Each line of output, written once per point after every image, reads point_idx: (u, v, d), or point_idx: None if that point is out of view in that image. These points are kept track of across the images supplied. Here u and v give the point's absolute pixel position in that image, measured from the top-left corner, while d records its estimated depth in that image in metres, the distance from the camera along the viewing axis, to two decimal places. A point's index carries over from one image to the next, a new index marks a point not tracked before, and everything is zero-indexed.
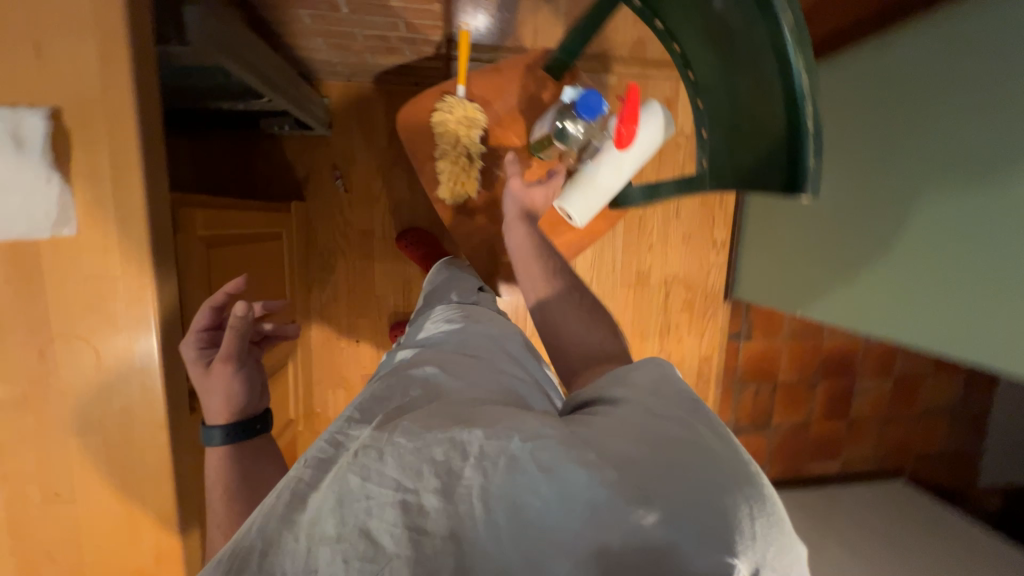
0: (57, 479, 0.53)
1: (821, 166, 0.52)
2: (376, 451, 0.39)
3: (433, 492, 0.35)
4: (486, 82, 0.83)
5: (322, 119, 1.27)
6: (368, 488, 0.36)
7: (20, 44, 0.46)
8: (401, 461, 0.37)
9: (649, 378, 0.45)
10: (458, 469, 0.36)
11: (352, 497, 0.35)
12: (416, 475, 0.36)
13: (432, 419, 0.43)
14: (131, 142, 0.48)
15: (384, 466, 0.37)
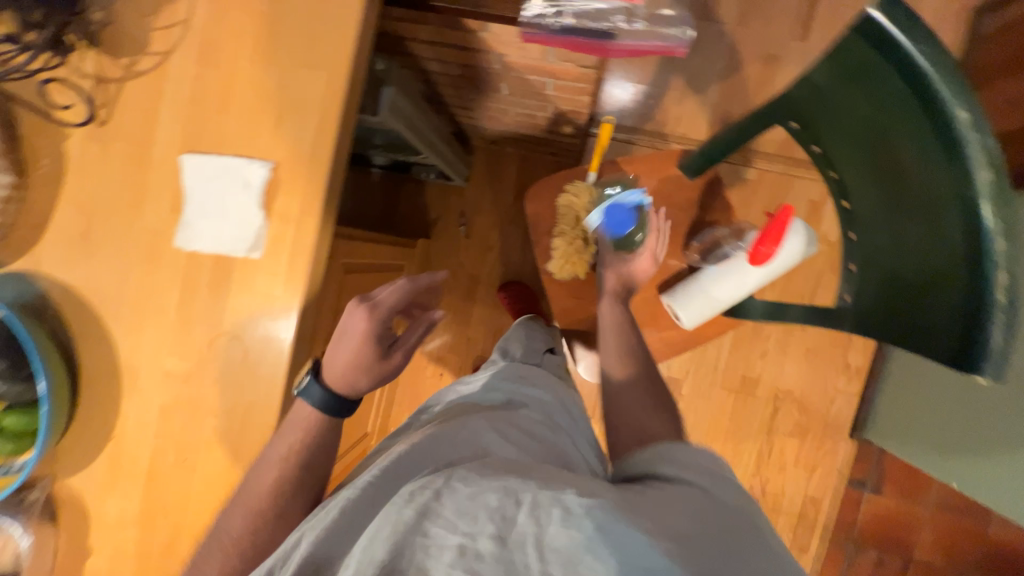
0: (188, 437, 0.64)
1: (1011, 347, 0.42)
2: (432, 491, 0.41)
3: (486, 537, 0.37)
4: (616, 171, 0.85)
5: (461, 172, 1.41)
6: (427, 527, 0.38)
7: (269, 115, 0.60)
8: (458, 503, 0.39)
9: (683, 461, 0.50)
10: (512, 517, 0.38)
11: (412, 537, 0.38)
12: (473, 520, 0.38)
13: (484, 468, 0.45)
14: (321, 181, 0.61)
15: (442, 509, 0.39)
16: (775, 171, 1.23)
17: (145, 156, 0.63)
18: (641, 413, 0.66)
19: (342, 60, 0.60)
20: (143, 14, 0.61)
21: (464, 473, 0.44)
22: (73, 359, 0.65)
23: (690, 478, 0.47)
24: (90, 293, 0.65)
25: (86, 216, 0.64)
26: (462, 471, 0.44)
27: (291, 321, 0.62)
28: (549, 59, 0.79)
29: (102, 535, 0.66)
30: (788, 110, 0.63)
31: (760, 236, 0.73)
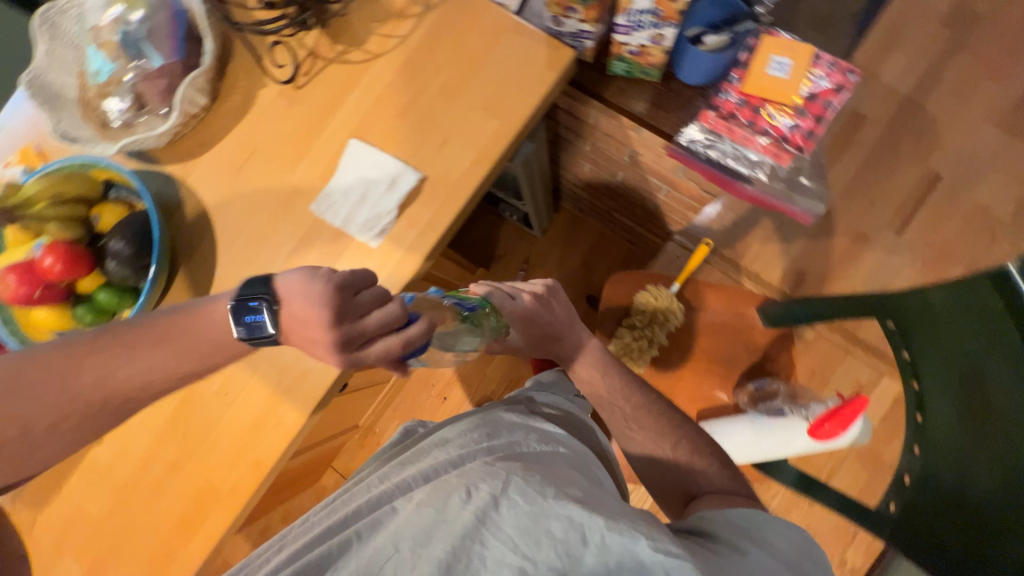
0: (238, 373, 0.68)
1: None
2: (492, 501, 0.48)
3: (546, 561, 0.44)
4: (698, 290, 0.89)
5: (541, 226, 1.45)
6: (486, 535, 0.46)
7: (436, 135, 0.67)
8: (518, 518, 0.47)
9: (750, 526, 0.54)
10: (575, 550, 0.44)
11: (472, 538, 0.46)
12: (534, 542, 0.45)
13: (540, 480, 0.51)
14: (454, 205, 0.66)
15: (502, 519, 0.47)
16: (835, 341, 1.23)
17: (320, 126, 0.71)
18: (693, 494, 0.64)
19: (516, 113, 0.67)
20: (372, 18, 0.71)
21: (523, 482, 0.50)
22: (175, 266, 0.70)
23: (741, 544, 0.52)
24: (217, 215, 0.71)
25: (246, 154, 0.72)
26: (522, 481, 0.50)
27: None
28: (677, 174, 0.85)
29: (121, 429, 0.69)
30: (889, 311, 0.66)
31: (828, 413, 0.76)
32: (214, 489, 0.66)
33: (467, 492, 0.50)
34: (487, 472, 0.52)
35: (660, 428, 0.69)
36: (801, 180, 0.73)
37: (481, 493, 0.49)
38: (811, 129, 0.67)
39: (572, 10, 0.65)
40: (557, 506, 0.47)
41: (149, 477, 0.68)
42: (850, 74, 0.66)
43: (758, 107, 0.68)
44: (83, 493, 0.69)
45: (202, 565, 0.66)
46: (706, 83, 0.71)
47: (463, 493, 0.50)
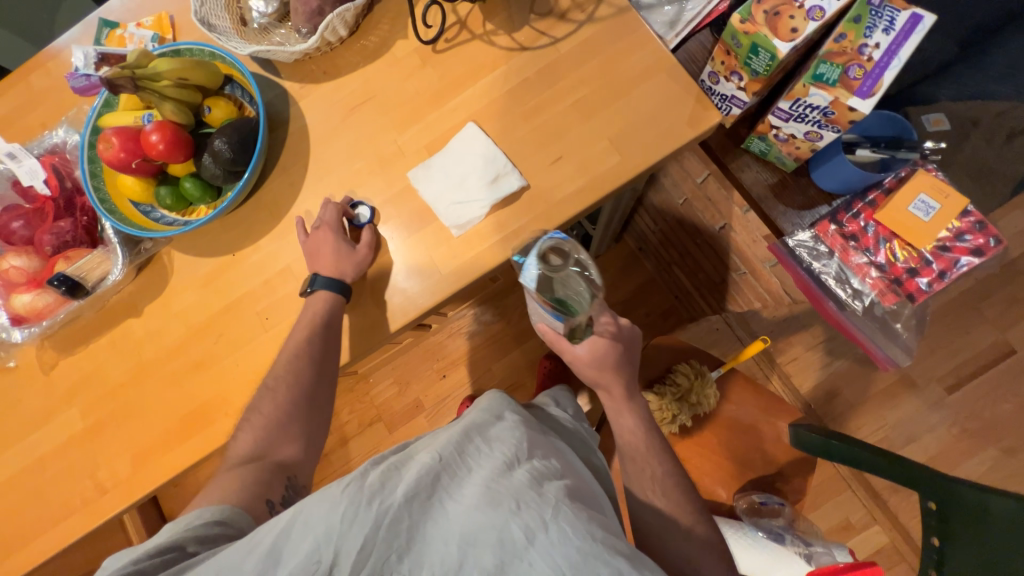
0: (284, 303, 0.69)
1: None
2: (545, 523, 0.48)
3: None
4: (737, 383, 0.86)
5: (597, 251, 1.41)
6: (534, 557, 0.46)
7: (552, 149, 0.66)
8: (568, 551, 0.46)
9: None
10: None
11: (519, 555, 0.46)
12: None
13: (586, 515, 0.51)
14: (545, 223, 0.65)
15: (552, 546, 0.46)
16: (840, 473, 1.18)
17: (442, 96, 0.69)
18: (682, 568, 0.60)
19: (639, 154, 0.64)
20: (532, 10, 0.69)
21: (573, 515, 0.50)
22: (261, 179, 0.71)
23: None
24: (315, 147, 0.71)
25: (363, 98, 0.71)
26: (571, 513, 0.50)
27: (430, 295, 0.66)
28: (765, 266, 0.81)
29: (160, 313, 0.71)
30: (937, 493, 0.63)
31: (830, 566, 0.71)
32: (223, 400, 0.68)
33: (517, 504, 0.48)
34: (537, 492, 0.50)
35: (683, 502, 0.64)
36: (896, 325, 0.70)
37: (532, 510, 0.48)
38: (930, 281, 0.64)
39: (736, 75, 0.62)
40: (606, 553, 0.48)
41: (170, 364, 0.70)
42: (994, 241, 0.61)
43: (883, 238, 0.64)
44: (106, 357, 0.71)
45: (189, 466, 0.67)
46: (839, 193, 0.67)
47: (513, 505, 0.48)
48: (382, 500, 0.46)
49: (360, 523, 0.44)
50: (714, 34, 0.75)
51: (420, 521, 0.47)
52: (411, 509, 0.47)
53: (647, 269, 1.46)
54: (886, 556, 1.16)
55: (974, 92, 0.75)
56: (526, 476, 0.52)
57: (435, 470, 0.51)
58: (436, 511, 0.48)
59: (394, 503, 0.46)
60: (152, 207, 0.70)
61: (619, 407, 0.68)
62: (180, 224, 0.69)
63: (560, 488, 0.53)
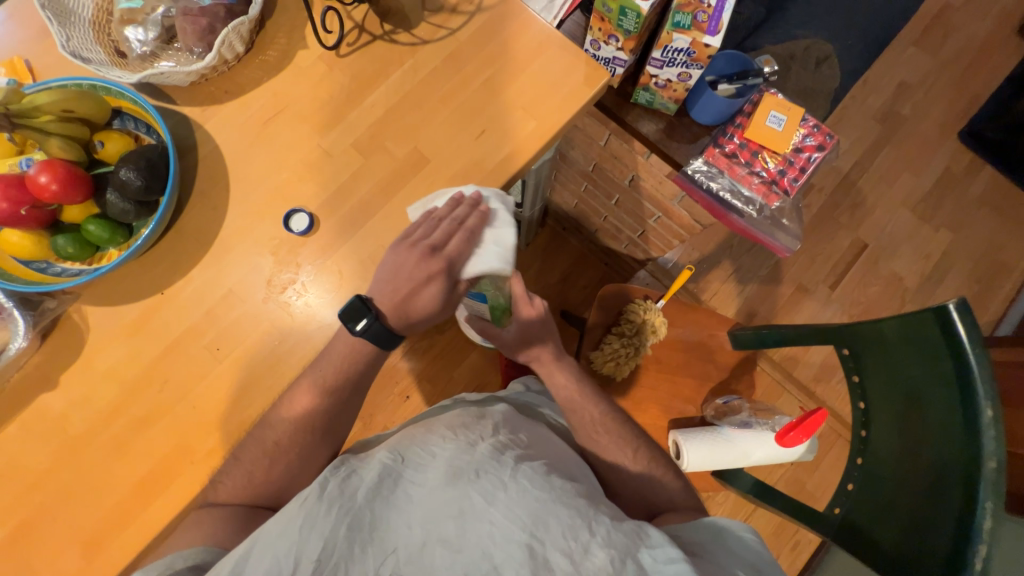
0: (233, 329, 0.64)
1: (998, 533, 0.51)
2: (501, 481, 0.48)
3: (554, 548, 0.44)
4: (677, 309, 0.97)
5: (527, 238, 1.49)
6: (495, 515, 0.45)
7: (474, 125, 0.71)
8: (527, 504, 0.46)
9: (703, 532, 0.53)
10: (580, 541, 0.44)
11: (480, 519, 0.45)
12: (542, 528, 0.45)
13: (546, 472, 0.52)
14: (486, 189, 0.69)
15: (512, 503, 0.46)
16: (775, 377, 1.36)
17: (358, 96, 0.72)
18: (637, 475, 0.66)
19: (553, 115, 0.71)
20: (424, 8, 0.74)
21: (531, 472, 0.50)
22: (178, 210, 0.67)
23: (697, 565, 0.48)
24: (234, 163, 0.69)
25: (274, 110, 0.71)
26: (530, 470, 0.50)
27: None
28: (673, 203, 0.93)
29: (84, 377, 0.63)
30: (848, 339, 0.73)
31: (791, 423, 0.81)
32: (182, 448, 0.61)
33: (477, 473, 0.48)
34: (497, 458, 0.51)
35: (623, 437, 0.67)
36: (783, 221, 0.85)
37: (486, 476, 0.48)
38: (795, 177, 0.80)
39: (613, 38, 0.73)
40: (563, 500, 0.48)
41: (106, 430, 0.62)
42: (829, 137, 0.78)
43: (755, 151, 0.80)
44: (21, 444, 0.61)
45: (154, 537, 0.59)
46: (714, 124, 0.81)
47: (472, 475, 0.48)
48: (341, 503, 0.46)
49: (323, 526, 0.44)
50: (585, 14, 0.87)
51: (383, 512, 0.46)
52: (371, 502, 0.47)
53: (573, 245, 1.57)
54: (826, 436, 1.33)
55: (786, 36, 0.95)
56: (484, 447, 0.52)
57: (397, 465, 0.51)
58: (398, 500, 0.48)
59: (352, 502, 0.46)
60: (48, 261, 0.62)
61: (548, 366, 0.71)
62: (88, 272, 0.62)
63: (521, 452, 0.54)
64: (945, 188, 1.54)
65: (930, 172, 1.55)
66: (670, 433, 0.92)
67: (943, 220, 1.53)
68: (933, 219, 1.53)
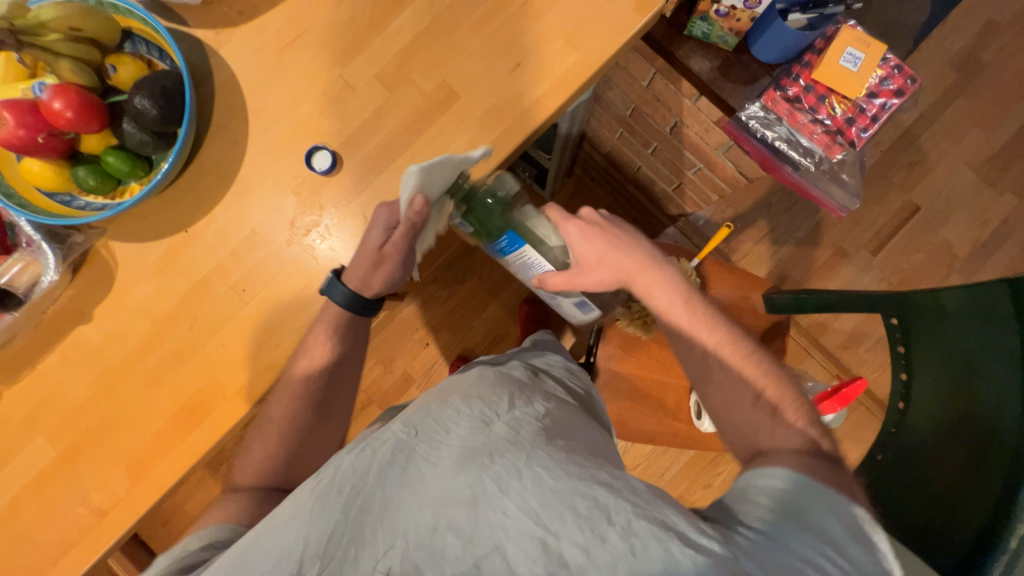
0: (258, 272, 0.64)
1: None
2: (514, 465, 0.44)
3: (570, 542, 0.39)
4: (711, 270, 0.93)
5: (552, 189, 1.42)
6: (509, 505, 0.41)
7: (509, 56, 0.64)
8: (542, 492, 0.42)
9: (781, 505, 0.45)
10: (600, 533, 0.39)
11: (492, 506, 0.42)
12: (558, 519, 0.40)
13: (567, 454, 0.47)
14: (519, 130, 0.64)
15: (526, 491, 0.42)
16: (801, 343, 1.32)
17: (381, 19, 0.65)
18: (766, 418, 0.55)
19: (597, 45, 0.63)
20: None
21: (550, 455, 0.45)
22: (197, 144, 0.64)
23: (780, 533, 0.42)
24: (252, 94, 0.64)
25: (292, 34, 0.65)
26: (549, 453, 0.45)
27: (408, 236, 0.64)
28: (719, 152, 0.87)
29: (116, 312, 0.63)
30: (897, 307, 0.67)
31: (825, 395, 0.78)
32: (212, 384, 0.63)
33: (490, 457, 0.45)
34: (512, 440, 0.47)
35: (746, 375, 0.58)
36: (844, 175, 0.78)
37: (500, 459, 0.44)
38: (865, 126, 0.72)
39: None
40: (584, 486, 0.42)
41: (140, 364, 0.63)
42: (911, 80, 0.70)
43: (822, 95, 0.71)
44: (63, 373, 0.63)
45: (192, 465, 0.62)
46: (777, 64, 0.73)
47: (485, 459, 0.45)
48: (351, 484, 0.45)
49: (334, 509, 0.43)
50: None
51: (393, 493, 0.45)
52: (381, 483, 0.45)
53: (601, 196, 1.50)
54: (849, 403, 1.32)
55: None
56: (501, 427, 0.49)
57: (413, 442, 0.49)
58: (410, 481, 0.45)
59: (363, 482, 0.45)
60: (72, 195, 0.61)
61: (648, 286, 0.63)
62: (111, 207, 0.60)
63: (541, 432, 0.49)
64: (1017, 148, 1.39)
65: (1005, 129, 1.39)
66: (690, 393, 0.91)
67: (1010, 184, 1.39)
68: (999, 182, 1.40)
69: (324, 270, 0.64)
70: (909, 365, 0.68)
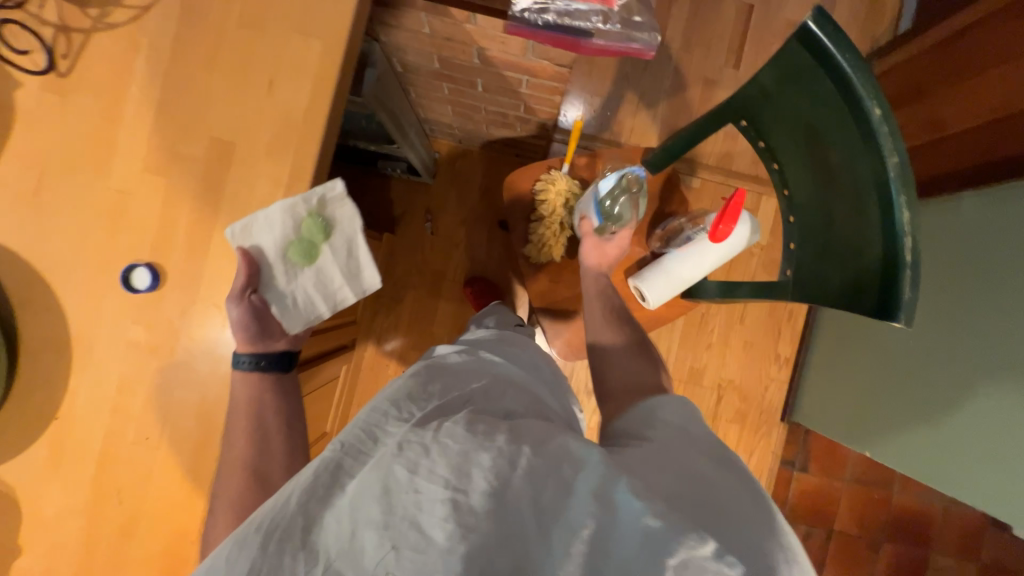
0: (151, 414, 0.60)
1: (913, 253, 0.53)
2: (422, 445, 0.42)
3: (485, 497, 0.39)
4: (586, 165, 0.92)
5: (428, 171, 1.40)
6: (422, 483, 0.39)
7: (259, 77, 0.60)
8: (454, 460, 0.41)
9: (656, 423, 0.56)
10: (514, 482, 0.40)
11: (407, 490, 0.39)
12: (471, 481, 0.39)
13: (478, 419, 0.46)
14: (309, 141, 0.60)
15: (438, 464, 0.40)
16: (716, 180, 1.35)
17: (114, 111, 0.59)
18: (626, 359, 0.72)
19: (332, 19, 0.59)
20: None
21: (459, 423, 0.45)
22: (12, 333, 0.59)
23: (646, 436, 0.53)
24: (35, 255, 0.59)
25: (36, 175, 0.59)
26: (458, 422, 0.45)
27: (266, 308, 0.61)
28: (528, 56, 0.84)
29: (40, 529, 0.59)
30: (740, 110, 0.70)
31: (717, 215, 0.80)
32: (172, 538, 0.60)
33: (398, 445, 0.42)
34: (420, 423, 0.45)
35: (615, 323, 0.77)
36: (637, 16, 0.77)
37: (410, 443, 0.42)
38: None
39: None
40: (495, 443, 0.43)
41: (96, 560, 0.60)
42: None
43: None
44: None
45: None
46: None
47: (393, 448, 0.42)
48: (256, 518, 0.40)
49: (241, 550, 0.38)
50: None
51: (307, 513, 0.40)
52: (291, 505, 0.40)
53: (477, 151, 1.47)
54: None
55: None
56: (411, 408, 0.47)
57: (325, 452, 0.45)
58: (322, 493, 0.41)
59: (268, 513, 0.40)
60: None
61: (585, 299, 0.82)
62: None
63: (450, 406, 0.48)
64: None
65: None
66: (628, 283, 0.92)
67: None
68: None
69: (209, 377, 0.60)
70: (772, 156, 0.70)
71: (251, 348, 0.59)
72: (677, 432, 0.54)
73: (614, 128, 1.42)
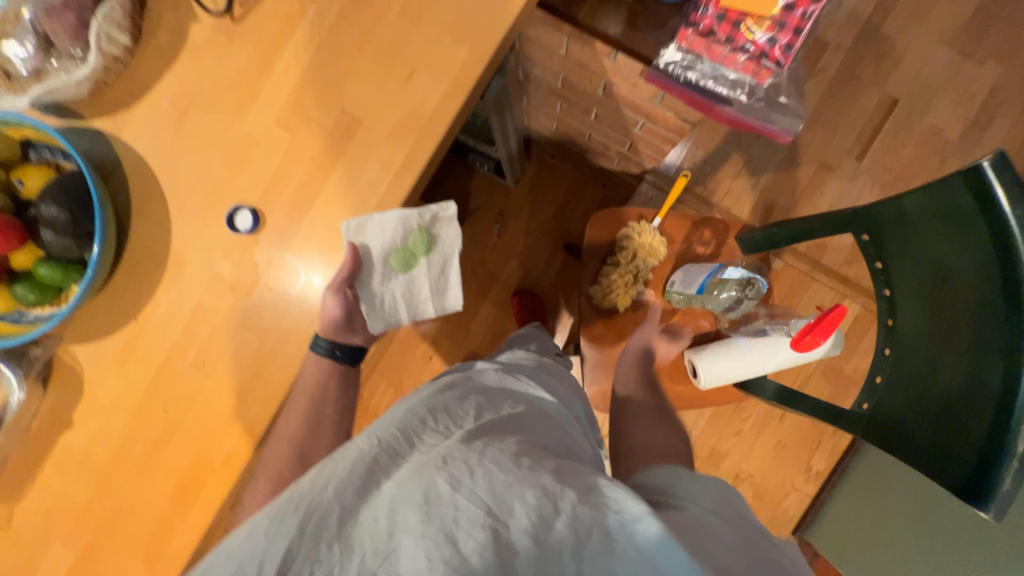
0: (213, 343, 0.64)
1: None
2: (465, 466, 0.45)
3: (520, 529, 0.40)
4: (675, 224, 0.90)
5: (512, 176, 1.41)
6: (461, 501, 0.42)
7: (401, 67, 0.62)
8: (492, 485, 0.43)
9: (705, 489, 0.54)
10: (549, 519, 0.41)
11: (446, 504, 0.41)
12: (507, 509, 0.41)
13: (518, 452, 0.48)
14: (429, 139, 0.62)
15: (477, 486, 0.43)
16: (800, 270, 1.27)
17: (266, 62, 0.63)
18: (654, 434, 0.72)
19: (485, 31, 0.61)
20: None
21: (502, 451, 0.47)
22: (123, 234, 0.64)
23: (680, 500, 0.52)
24: (162, 171, 0.64)
25: (184, 101, 0.64)
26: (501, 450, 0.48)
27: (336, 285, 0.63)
28: (655, 103, 0.82)
29: (92, 411, 0.65)
30: (865, 223, 0.65)
31: (809, 323, 0.73)
32: (197, 460, 0.64)
33: (443, 460, 0.45)
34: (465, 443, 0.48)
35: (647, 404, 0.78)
36: (781, 99, 0.74)
37: (455, 460, 0.45)
38: (789, 43, 0.68)
39: None
40: (533, 478, 0.44)
41: (127, 455, 0.65)
42: None
43: (736, 22, 0.68)
44: (59, 479, 0.65)
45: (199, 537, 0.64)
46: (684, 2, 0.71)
47: (439, 462, 0.45)
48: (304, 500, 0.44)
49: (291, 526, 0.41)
50: None
51: (350, 508, 0.44)
52: (337, 496, 0.44)
53: (565, 169, 1.47)
54: (864, 320, 1.27)
55: None
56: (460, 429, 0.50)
57: (371, 453, 0.49)
58: (367, 492, 0.45)
59: (318, 499, 0.44)
60: (19, 311, 0.62)
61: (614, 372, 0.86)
62: (56, 315, 0.61)
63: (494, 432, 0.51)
64: (989, 10, 1.29)
65: None
66: (683, 353, 0.89)
67: (989, 51, 1.29)
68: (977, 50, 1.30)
69: (272, 327, 0.64)
70: (885, 283, 0.65)
71: (331, 336, 0.65)
72: (723, 509, 0.52)
73: (709, 187, 1.38)
